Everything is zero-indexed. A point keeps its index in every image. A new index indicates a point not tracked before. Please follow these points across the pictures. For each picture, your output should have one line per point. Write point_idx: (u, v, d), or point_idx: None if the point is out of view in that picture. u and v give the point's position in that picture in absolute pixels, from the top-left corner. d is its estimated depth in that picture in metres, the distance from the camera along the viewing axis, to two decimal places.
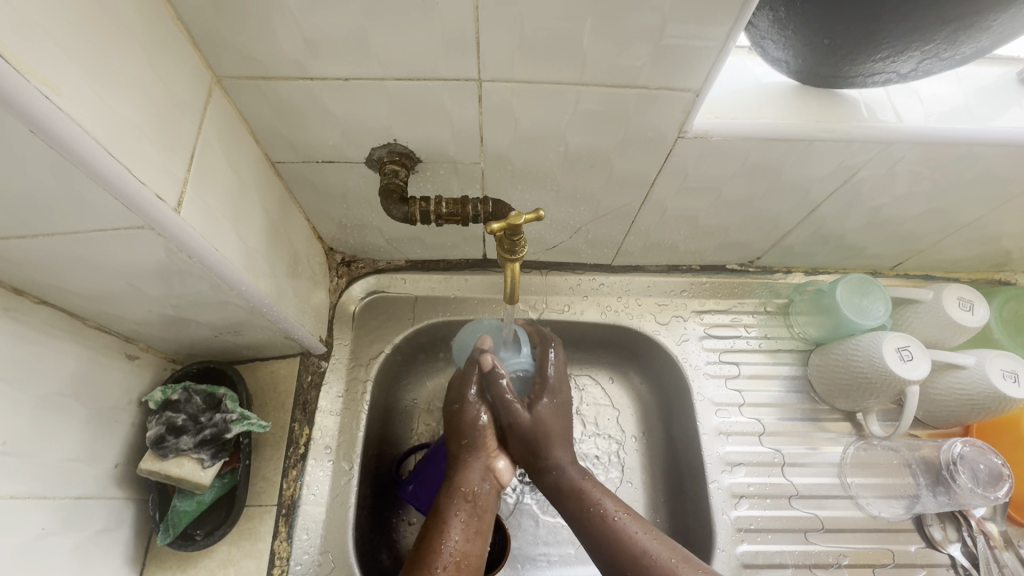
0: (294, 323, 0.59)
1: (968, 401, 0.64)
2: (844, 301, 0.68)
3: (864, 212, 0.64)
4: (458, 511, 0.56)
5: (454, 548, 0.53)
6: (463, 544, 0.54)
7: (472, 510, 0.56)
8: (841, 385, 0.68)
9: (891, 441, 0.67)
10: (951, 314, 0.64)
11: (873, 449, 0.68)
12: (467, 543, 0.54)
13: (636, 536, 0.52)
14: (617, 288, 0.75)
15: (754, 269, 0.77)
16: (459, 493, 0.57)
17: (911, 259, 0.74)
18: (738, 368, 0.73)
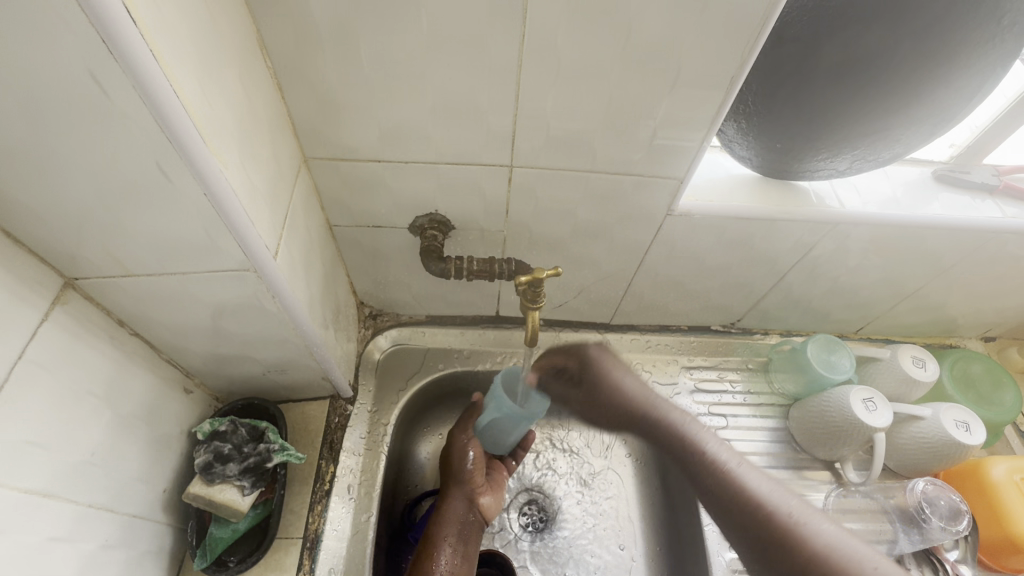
0: (333, 365, 0.66)
1: (930, 448, 0.71)
2: (815, 359, 0.77)
3: (826, 281, 0.75)
4: (446, 538, 0.66)
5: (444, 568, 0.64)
6: (452, 565, 0.64)
7: (458, 537, 0.67)
8: (818, 435, 0.75)
9: (867, 487, 0.73)
10: (907, 371, 0.74)
11: (852, 496, 0.74)
12: (458, 564, 0.65)
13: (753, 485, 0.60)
14: (615, 345, 0.84)
15: (735, 330, 0.87)
16: (445, 523, 0.67)
17: (870, 324, 0.85)
18: (726, 420, 0.81)
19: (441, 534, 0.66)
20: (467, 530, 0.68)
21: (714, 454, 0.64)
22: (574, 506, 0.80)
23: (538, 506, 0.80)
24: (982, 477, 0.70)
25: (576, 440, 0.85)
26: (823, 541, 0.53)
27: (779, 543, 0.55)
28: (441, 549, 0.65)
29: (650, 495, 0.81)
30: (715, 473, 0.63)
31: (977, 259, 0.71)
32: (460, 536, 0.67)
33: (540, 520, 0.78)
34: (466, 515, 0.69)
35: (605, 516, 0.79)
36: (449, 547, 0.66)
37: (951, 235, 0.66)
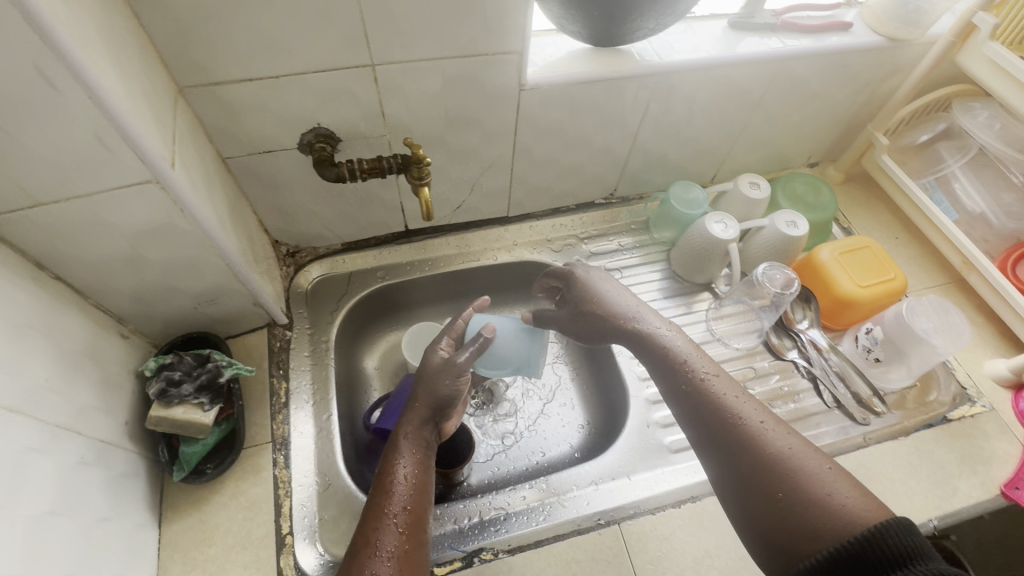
0: (261, 288, 0.72)
1: (773, 249, 0.89)
2: (676, 202, 0.92)
3: (671, 133, 0.89)
4: (408, 449, 0.60)
5: (406, 475, 0.58)
6: (414, 474, 0.59)
7: (420, 447, 0.61)
8: (691, 263, 0.92)
9: (736, 295, 0.90)
10: (745, 193, 0.90)
11: (726, 305, 0.91)
12: (417, 478, 0.59)
13: (751, 422, 0.56)
14: (515, 234, 0.96)
15: (616, 199, 1.01)
16: (406, 433, 0.62)
17: (720, 170, 1.02)
18: (620, 272, 0.95)
19: (402, 445, 0.61)
20: (425, 447, 0.62)
21: (728, 401, 0.58)
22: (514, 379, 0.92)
23: (484, 387, 0.91)
24: (814, 260, 0.88)
25: None
26: (785, 453, 0.53)
27: (796, 511, 0.49)
28: (401, 460, 0.59)
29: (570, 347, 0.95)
30: (732, 437, 0.55)
31: (779, 90, 0.87)
32: (422, 451, 0.61)
33: (487, 395, 0.90)
34: (425, 433, 0.63)
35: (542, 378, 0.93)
36: (411, 457, 0.60)
37: (751, 71, 0.81)
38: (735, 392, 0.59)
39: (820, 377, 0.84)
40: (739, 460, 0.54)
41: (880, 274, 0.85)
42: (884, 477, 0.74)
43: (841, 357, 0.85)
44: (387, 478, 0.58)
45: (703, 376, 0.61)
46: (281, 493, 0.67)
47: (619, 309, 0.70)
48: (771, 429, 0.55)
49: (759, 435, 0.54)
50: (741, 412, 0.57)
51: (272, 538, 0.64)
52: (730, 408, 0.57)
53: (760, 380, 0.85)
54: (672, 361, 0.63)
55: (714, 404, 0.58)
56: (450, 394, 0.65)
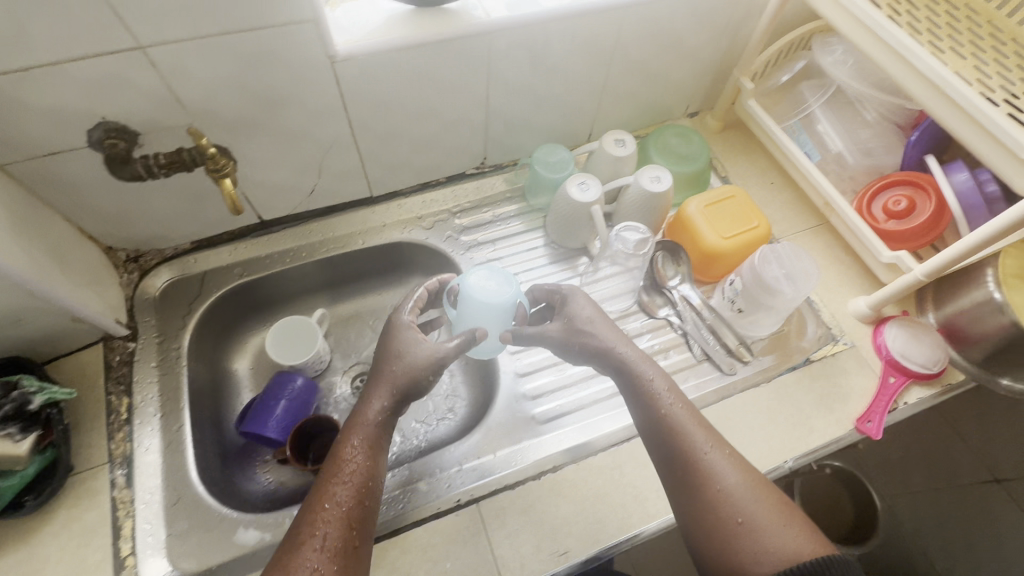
0: (76, 303, 0.67)
1: (640, 207, 0.87)
2: (541, 164, 0.88)
3: (527, 95, 0.85)
4: (363, 442, 0.60)
5: (355, 470, 0.58)
6: (364, 468, 0.58)
7: (374, 439, 0.61)
8: (562, 228, 0.89)
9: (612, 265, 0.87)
10: (609, 150, 0.88)
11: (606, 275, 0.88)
12: (364, 474, 0.58)
13: (711, 457, 0.58)
14: (383, 214, 0.92)
15: (488, 168, 0.97)
16: (365, 423, 0.61)
17: (593, 128, 0.98)
18: (493, 244, 0.93)
19: (353, 436, 0.60)
20: (378, 437, 0.61)
21: (693, 438, 0.59)
22: None
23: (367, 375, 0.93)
24: (683, 214, 0.87)
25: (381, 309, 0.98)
26: (732, 489, 0.56)
27: (742, 541, 0.53)
28: (349, 455, 0.59)
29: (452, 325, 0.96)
30: (693, 473, 0.58)
31: (632, 40, 0.83)
32: (372, 444, 0.60)
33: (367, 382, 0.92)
34: (380, 423, 0.62)
35: None
36: (367, 450, 0.60)
37: (594, 22, 0.77)
38: (697, 424, 0.61)
39: (690, 332, 0.84)
40: (698, 492, 0.57)
41: (745, 223, 0.85)
42: (743, 426, 0.76)
43: (712, 312, 0.85)
44: (336, 467, 0.58)
45: (670, 411, 0.62)
46: (122, 514, 0.65)
47: (591, 328, 0.68)
48: (728, 466, 0.58)
49: (713, 471, 0.57)
50: (701, 448, 0.59)
51: (110, 561, 0.62)
52: (698, 450, 0.59)
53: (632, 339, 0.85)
54: (641, 390, 0.64)
55: (679, 440, 0.60)
56: (416, 384, 0.64)
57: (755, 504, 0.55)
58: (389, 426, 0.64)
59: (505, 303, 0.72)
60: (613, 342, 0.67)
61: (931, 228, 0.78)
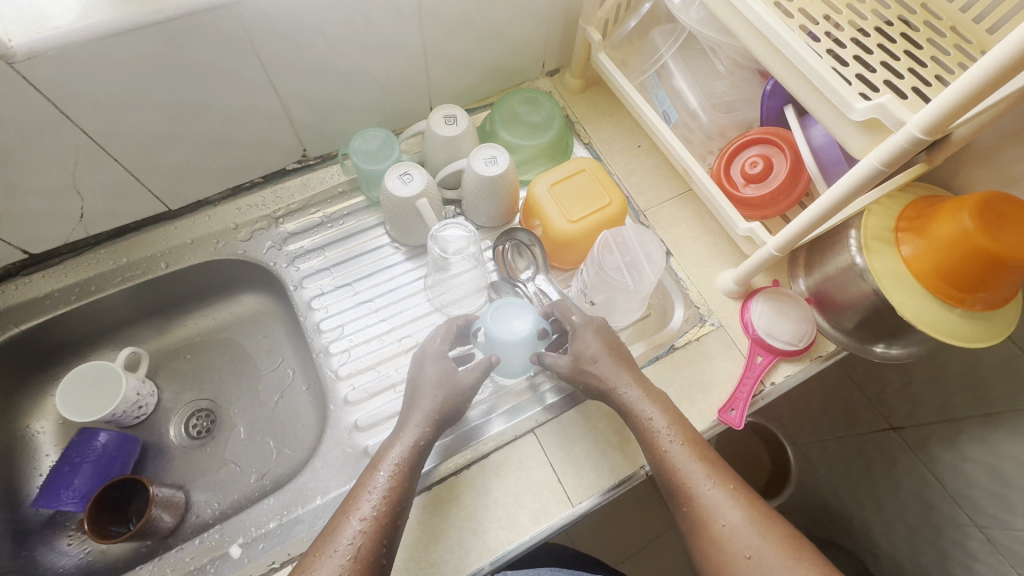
0: None
1: (480, 193, 0.76)
2: (360, 154, 0.75)
3: (325, 74, 0.71)
4: (378, 482, 0.56)
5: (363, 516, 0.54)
6: (378, 511, 0.54)
7: (398, 478, 0.57)
8: (396, 226, 0.77)
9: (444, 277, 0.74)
10: (438, 131, 0.76)
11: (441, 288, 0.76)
12: (381, 517, 0.54)
13: (721, 494, 0.55)
14: (189, 229, 0.79)
15: (313, 160, 0.84)
16: (384, 463, 0.58)
17: (433, 102, 0.85)
18: (323, 251, 0.80)
19: (371, 475, 0.57)
20: (407, 476, 0.57)
21: (699, 480, 0.56)
22: (237, 395, 0.83)
23: (207, 412, 0.82)
24: (530, 196, 0.77)
25: (217, 335, 0.87)
26: (738, 529, 0.53)
27: None
28: (368, 493, 0.55)
29: (297, 345, 0.85)
30: (699, 511, 0.55)
31: None
32: (399, 479, 0.57)
33: (206, 421, 0.82)
34: (408, 458, 0.58)
35: (267, 386, 0.84)
36: (389, 488, 0.56)
37: None
38: (706, 458, 0.58)
39: None
40: (706, 526, 0.55)
41: (594, 203, 0.75)
42: (597, 433, 0.69)
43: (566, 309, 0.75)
44: (349, 506, 0.54)
45: (669, 452, 0.58)
46: None
47: (593, 358, 0.64)
48: (732, 509, 0.55)
49: (719, 510, 0.55)
50: (705, 488, 0.56)
51: None
52: (694, 492, 0.56)
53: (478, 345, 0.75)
54: (642, 427, 0.61)
55: (680, 478, 0.57)
56: (454, 407, 0.63)
57: (758, 543, 0.53)
58: (418, 464, 0.60)
59: (524, 341, 0.67)
60: (612, 382, 0.63)
61: (792, 185, 0.69)
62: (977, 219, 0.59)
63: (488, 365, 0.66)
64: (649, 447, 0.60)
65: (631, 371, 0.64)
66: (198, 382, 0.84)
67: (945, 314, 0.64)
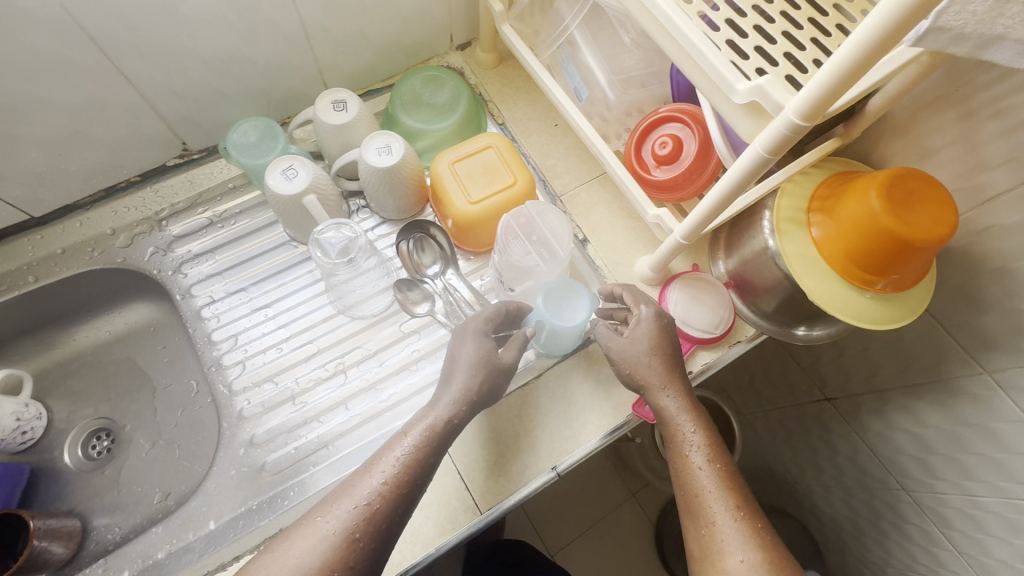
0: None
1: (378, 185, 0.71)
2: (239, 148, 0.68)
3: (188, 59, 0.64)
4: (391, 457, 0.51)
5: (371, 491, 0.49)
6: (383, 487, 0.50)
7: (415, 458, 0.52)
8: (288, 224, 0.71)
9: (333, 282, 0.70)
10: (324, 120, 0.69)
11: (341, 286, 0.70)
12: (379, 497, 0.49)
13: (738, 526, 0.50)
14: (60, 237, 0.72)
15: (197, 153, 0.76)
16: (406, 436, 0.53)
17: (327, 84, 0.78)
18: (216, 253, 0.74)
19: (387, 446, 0.52)
20: (427, 453, 0.52)
21: (720, 504, 0.51)
22: (137, 410, 0.79)
23: (106, 431, 0.77)
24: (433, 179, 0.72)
25: (112, 347, 0.81)
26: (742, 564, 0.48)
27: None
28: (376, 467, 0.51)
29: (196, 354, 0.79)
30: (709, 538, 0.50)
31: None
32: (417, 454, 0.52)
33: (104, 441, 0.77)
34: (431, 433, 0.53)
35: (166, 397, 0.79)
36: (399, 467, 0.51)
37: None
38: (733, 489, 0.52)
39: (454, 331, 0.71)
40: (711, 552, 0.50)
41: (500, 181, 0.70)
42: (508, 436, 0.65)
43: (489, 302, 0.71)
44: (356, 474, 0.51)
45: (702, 470, 0.53)
46: None
47: (647, 357, 0.58)
48: (746, 548, 0.48)
49: (728, 542, 0.49)
50: (722, 517, 0.50)
51: None
52: (712, 526, 0.50)
53: (388, 350, 0.71)
54: (677, 436, 0.56)
55: (699, 499, 0.52)
56: (491, 388, 0.58)
57: None
58: (439, 449, 0.54)
59: (576, 327, 0.63)
60: (659, 384, 0.57)
61: (702, 166, 0.66)
62: (884, 201, 0.55)
63: (525, 343, 0.61)
64: (679, 460, 0.55)
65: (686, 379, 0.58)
66: (94, 399, 0.79)
67: (857, 299, 0.61)
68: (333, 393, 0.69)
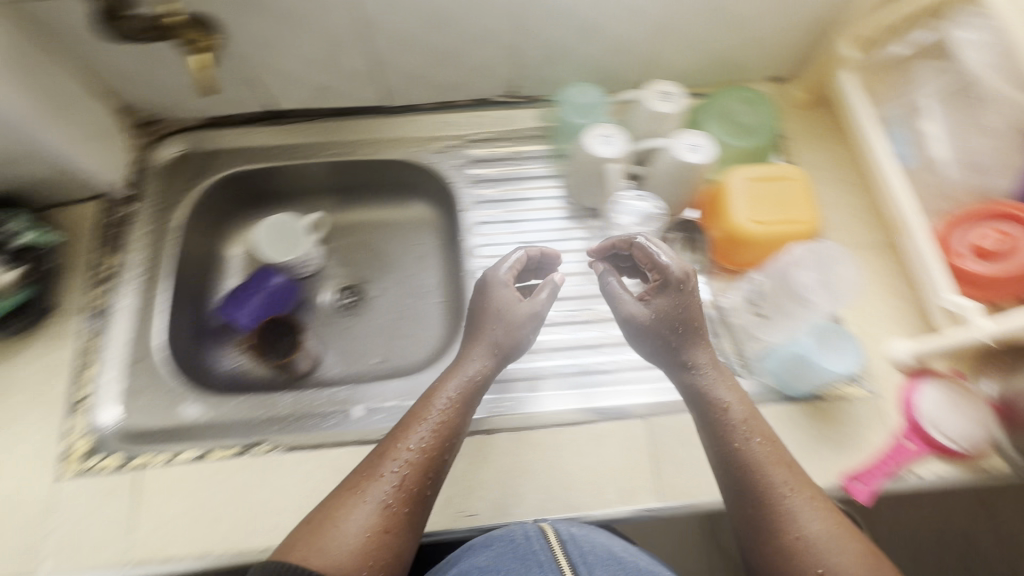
0: (71, 153, 0.70)
1: (671, 177, 0.75)
2: (570, 106, 0.78)
3: (566, 19, 0.74)
4: (432, 416, 0.57)
5: (420, 444, 0.55)
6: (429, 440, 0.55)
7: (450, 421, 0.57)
8: (576, 183, 0.81)
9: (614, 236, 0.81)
10: (649, 105, 0.75)
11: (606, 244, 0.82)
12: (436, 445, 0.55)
13: (797, 501, 0.52)
14: (397, 128, 0.86)
15: (519, 98, 0.87)
16: (431, 399, 0.58)
17: (646, 76, 0.85)
18: (503, 184, 0.85)
19: (425, 405, 0.58)
20: (462, 408, 0.59)
21: (779, 481, 0.53)
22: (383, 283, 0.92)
23: (353, 290, 0.92)
24: (722, 190, 0.74)
25: (383, 228, 0.94)
26: (815, 550, 0.49)
27: None
28: (427, 419, 0.56)
29: (445, 260, 0.91)
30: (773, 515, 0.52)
31: None
32: (456, 410, 0.58)
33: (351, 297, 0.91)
34: (464, 393, 0.59)
35: (406, 284, 0.91)
36: (442, 421, 0.57)
37: None
38: (793, 472, 0.54)
39: None
40: (774, 531, 0.51)
41: (789, 214, 0.72)
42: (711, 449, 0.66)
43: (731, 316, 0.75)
44: (397, 432, 0.56)
45: (752, 450, 0.54)
46: (89, 359, 0.70)
47: (690, 317, 0.60)
48: (818, 527, 0.50)
49: (796, 520, 0.51)
50: (787, 492, 0.52)
51: (68, 395, 0.67)
52: (784, 507, 0.52)
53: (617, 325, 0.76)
54: (723, 425, 0.56)
55: (755, 478, 0.53)
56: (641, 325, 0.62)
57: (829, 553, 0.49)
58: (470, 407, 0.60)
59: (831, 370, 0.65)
60: (704, 366, 0.59)
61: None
62: None
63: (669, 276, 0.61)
64: (731, 441, 0.55)
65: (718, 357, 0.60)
66: (355, 261, 0.93)
67: None
68: (561, 337, 0.76)
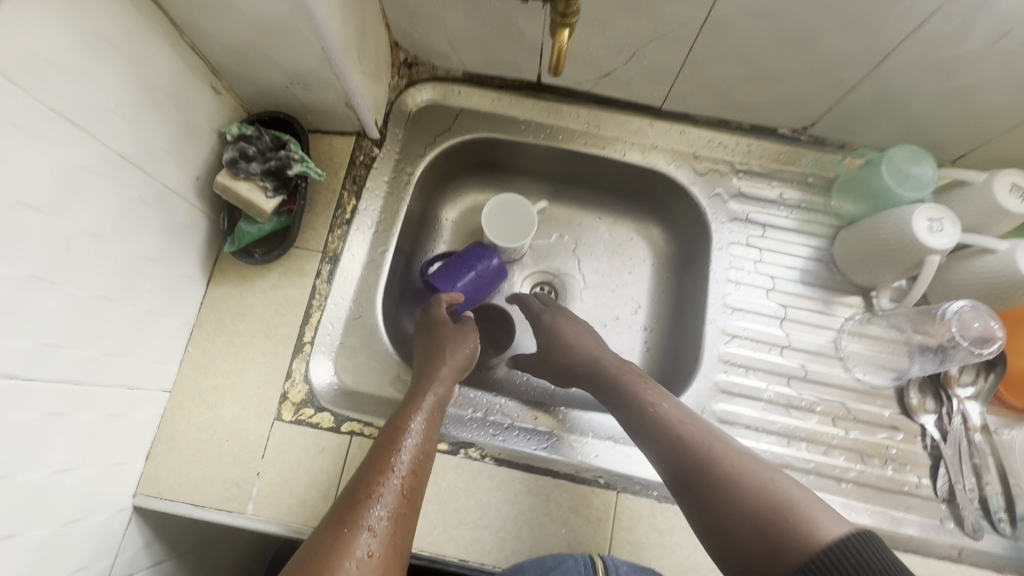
0: (357, 91, 0.64)
1: (989, 285, 0.63)
2: (890, 171, 0.65)
3: (940, 76, 0.61)
4: (416, 421, 0.57)
5: (412, 451, 0.55)
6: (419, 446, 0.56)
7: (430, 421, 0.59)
8: (862, 255, 0.69)
9: (894, 318, 0.69)
10: (998, 198, 0.62)
11: (877, 324, 0.71)
12: (417, 458, 0.55)
13: (753, 474, 0.47)
14: (662, 135, 0.77)
15: (807, 137, 0.76)
16: (408, 404, 0.60)
17: (974, 152, 0.71)
18: (764, 229, 0.76)
19: (414, 412, 0.58)
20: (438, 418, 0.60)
21: (733, 462, 0.49)
22: (585, 291, 0.84)
23: (549, 288, 0.85)
24: None
25: (600, 232, 0.87)
26: (799, 504, 0.44)
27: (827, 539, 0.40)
28: (409, 428, 0.57)
29: (660, 286, 0.84)
30: (741, 491, 0.46)
31: None
32: (431, 420, 0.59)
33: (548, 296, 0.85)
34: (438, 406, 0.61)
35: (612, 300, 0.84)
36: (421, 432, 0.57)
37: None
38: (753, 456, 0.50)
39: (947, 459, 0.65)
40: (759, 502, 0.45)
41: None
42: None
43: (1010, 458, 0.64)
44: (395, 434, 0.56)
45: (702, 437, 0.53)
46: (315, 305, 0.67)
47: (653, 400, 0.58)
48: (797, 491, 0.45)
49: (768, 487, 0.46)
50: (750, 470, 0.48)
51: (293, 340, 0.65)
52: (775, 485, 0.46)
53: (863, 428, 0.68)
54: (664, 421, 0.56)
55: (702, 458, 0.50)
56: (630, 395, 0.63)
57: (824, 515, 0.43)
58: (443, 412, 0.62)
59: None
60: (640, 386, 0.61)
61: None
62: None
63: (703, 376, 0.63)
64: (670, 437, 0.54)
65: (683, 403, 0.59)
66: (559, 258, 0.86)
67: None
68: (799, 423, 0.68)
